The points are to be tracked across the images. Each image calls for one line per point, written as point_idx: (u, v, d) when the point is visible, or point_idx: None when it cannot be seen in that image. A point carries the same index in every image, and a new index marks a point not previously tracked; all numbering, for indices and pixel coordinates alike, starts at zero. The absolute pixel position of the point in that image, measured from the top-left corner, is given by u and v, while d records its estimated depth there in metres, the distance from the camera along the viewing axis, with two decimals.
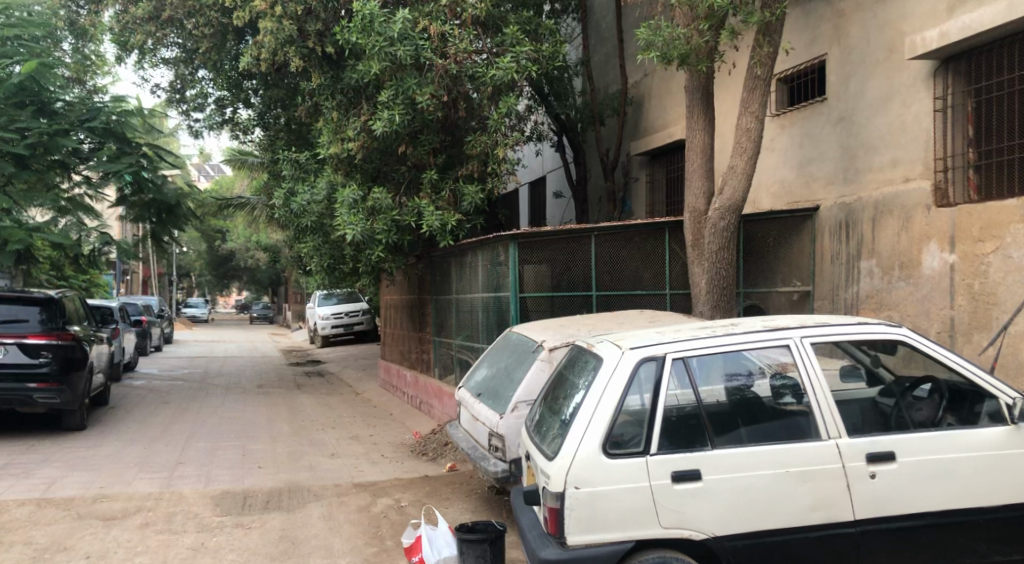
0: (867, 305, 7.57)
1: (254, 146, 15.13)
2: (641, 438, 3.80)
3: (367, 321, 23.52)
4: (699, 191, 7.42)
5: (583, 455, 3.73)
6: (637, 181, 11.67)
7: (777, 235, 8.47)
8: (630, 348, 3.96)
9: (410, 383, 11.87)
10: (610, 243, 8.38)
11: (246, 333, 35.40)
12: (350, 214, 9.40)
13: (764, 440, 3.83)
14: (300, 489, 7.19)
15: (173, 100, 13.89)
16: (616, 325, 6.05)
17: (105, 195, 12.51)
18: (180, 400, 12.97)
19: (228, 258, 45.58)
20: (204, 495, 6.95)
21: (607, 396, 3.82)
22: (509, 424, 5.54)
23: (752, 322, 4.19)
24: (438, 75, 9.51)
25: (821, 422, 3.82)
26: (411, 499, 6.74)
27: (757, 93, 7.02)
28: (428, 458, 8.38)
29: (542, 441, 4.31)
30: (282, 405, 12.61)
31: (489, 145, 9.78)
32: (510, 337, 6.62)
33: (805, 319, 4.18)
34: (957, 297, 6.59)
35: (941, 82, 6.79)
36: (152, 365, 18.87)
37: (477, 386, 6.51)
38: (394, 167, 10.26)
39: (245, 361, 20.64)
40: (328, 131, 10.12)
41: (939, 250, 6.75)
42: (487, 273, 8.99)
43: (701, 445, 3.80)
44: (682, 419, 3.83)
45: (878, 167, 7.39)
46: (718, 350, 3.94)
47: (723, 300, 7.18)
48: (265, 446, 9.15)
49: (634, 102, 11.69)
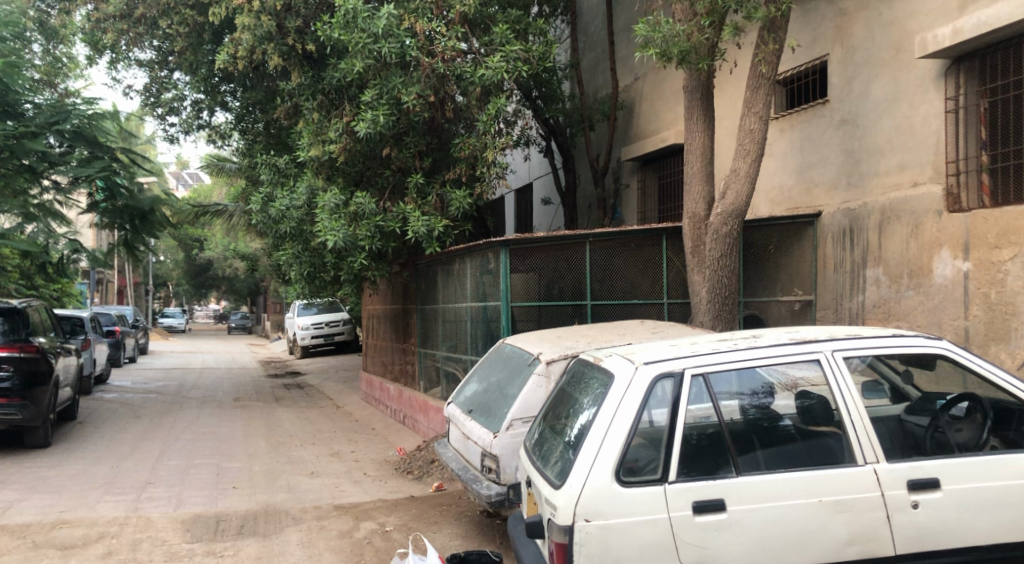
0: (873, 315, 7.26)
1: (231, 152, 14.65)
2: (657, 464, 3.42)
3: (347, 331, 22.96)
4: (699, 196, 7.07)
5: (595, 484, 3.34)
6: (628, 187, 11.33)
7: (777, 242, 8.17)
8: (644, 363, 3.58)
9: (393, 396, 11.40)
10: (605, 250, 8.02)
11: (226, 344, 34.69)
12: (332, 220, 8.99)
13: (793, 466, 3.46)
14: (277, 512, 6.73)
15: (147, 104, 13.38)
16: (617, 337, 5.68)
17: (76, 201, 11.99)
18: (152, 414, 12.41)
19: (206, 267, 44.73)
20: (174, 519, 6.46)
21: (621, 418, 3.43)
22: (503, 444, 5.13)
23: (776, 334, 3.83)
24: (424, 75, 9.15)
25: (855, 444, 3.47)
26: (396, 523, 6.30)
27: (761, 92, 6.70)
28: (414, 477, 7.94)
29: (544, 464, 3.92)
30: (259, 419, 12.09)
31: (478, 148, 9.45)
32: (503, 349, 6.21)
33: (834, 330, 3.83)
34: (972, 307, 6.29)
35: (953, 81, 6.50)
36: (125, 377, 18.24)
37: (467, 403, 6.07)
38: (377, 171, 9.88)
39: (222, 373, 20.02)
40: (308, 133, 9.67)
41: (951, 258, 6.45)
42: (476, 282, 8.57)
43: (726, 472, 3.43)
44: (703, 442, 3.47)
45: (885, 171, 7.09)
46: (741, 365, 3.57)
47: (725, 310, 6.83)
48: (241, 464, 8.66)
49: (625, 106, 11.36)
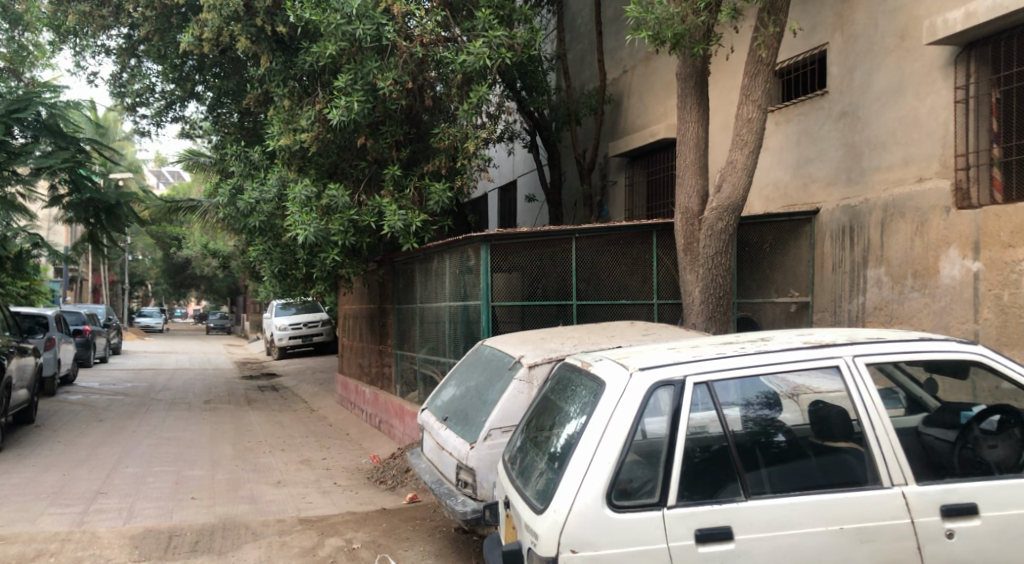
0: (874, 317, 6.87)
1: (206, 145, 14.08)
2: (655, 486, 2.97)
3: (326, 331, 22.36)
4: (693, 190, 6.66)
5: (582, 508, 2.89)
6: (616, 184, 10.92)
7: (773, 240, 7.74)
8: (640, 368, 3.12)
9: (369, 400, 10.89)
10: (592, 247, 7.57)
11: (201, 344, 33.86)
12: (302, 214, 8.50)
13: (809, 488, 3.03)
14: (237, 525, 6.23)
15: (116, 94, 12.86)
16: (605, 340, 5.24)
17: (40, 194, 11.49)
18: (116, 418, 11.84)
19: (183, 266, 43.83)
20: (121, 534, 5.94)
21: (612, 433, 2.98)
22: (480, 456, 4.67)
23: (788, 336, 3.39)
24: (401, 59, 8.70)
25: (882, 464, 3.03)
26: (364, 540, 5.81)
27: (760, 79, 6.30)
28: (387, 487, 7.45)
29: (525, 483, 3.48)
30: (228, 423, 11.55)
31: (458, 138, 9.02)
32: (482, 352, 5.74)
33: (854, 334, 3.39)
34: (982, 310, 5.90)
35: (963, 69, 6.10)
36: (93, 378, 17.58)
37: (443, 409, 5.59)
38: (352, 163, 9.40)
39: (195, 374, 19.36)
40: (278, 121, 9.17)
41: (960, 257, 6.05)
42: (455, 281, 8.12)
43: (733, 495, 2.99)
44: (706, 461, 3.03)
45: (887, 166, 6.72)
46: (750, 372, 3.12)
47: (719, 311, 6.40)
48: (203, 472, 8.13)
49: (613, 99, 10.96)
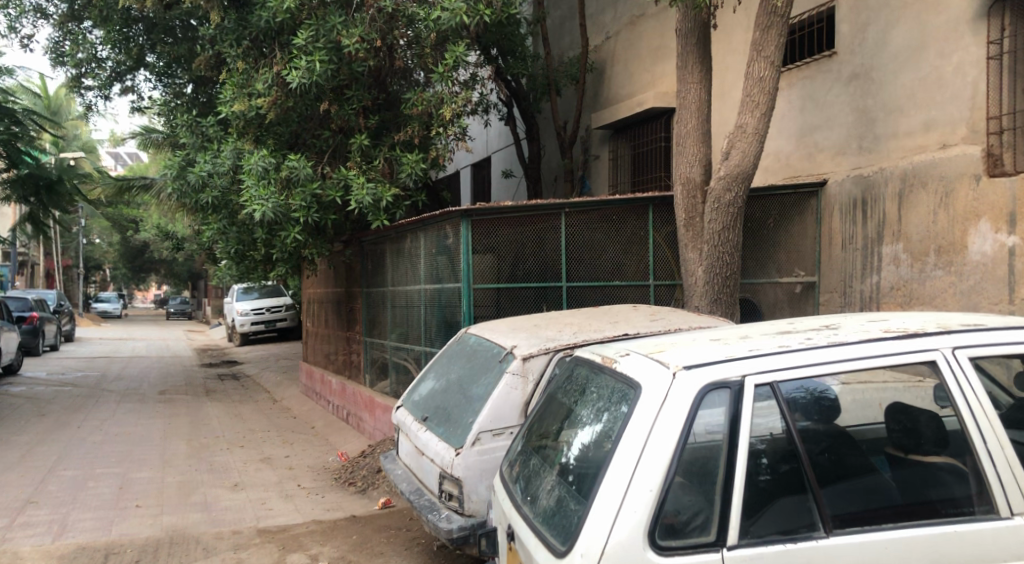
0: (890, 299, 6.30)
1: (153, 117, 13.04)
2: (708, 518, 2.33)
3: (291, 317, 21.41)
4: (694, 159, 6.02)
5: (617, 553, 2.24)
6: (598, 159, 10.23)
7: (777, 215, 7.11)
8: (683, 367, 2.46)
9: (335, 391, 10.12)
10: (583, 224, 6.88)
11: (160, 331, 32.53)
12: (258, 187, 7.68)
13: (898, 516, 2.42)
14: (186, 539, 5.48)
15: (55, 62, 11.77)
16: (607, 325, 4.57)
17: None
18: (60, 413, 10.90)
19: (141, 251, 42.16)
20: (50, 554, 5.15)
21: (654, 452, 2.33)
22: (467, 464, 3.98)
23: (859, 325, 2.75)
24: (369, 15, 8.04)
25: (995, 485, 2.41)
26: (332, 556, 5.10)
27: (772, 33, 5.63)
28: (356, 489, 6.73)
29: (530, 505, 2.81)
30: (183, 416, 10.69)
31: (434, 104, 8.31)
32: (465, 341, 5.02)
33: (939, 321, 2.76)
34: (1018, 289, 5.34)
35: (996, 22, 5.50)
36: (40, 368, 16.43)
37: (421, 405, 4.88)
38: (315, 133, 8.62)
39: (151, 363, 18.32)
40: (232, 86, 8.34)
41: (991, 231, 5.49)
42: (429, 262, 7.37)
43: (809, 530, 2.35)
44: (774, 485, 2.39)
45: (906, 133, 6.13)
46: (826, 370, 2.46)
47: (726, 293, 5.74)
48: (151, 475, 7.32)
49: (595, 68, 10.28)
